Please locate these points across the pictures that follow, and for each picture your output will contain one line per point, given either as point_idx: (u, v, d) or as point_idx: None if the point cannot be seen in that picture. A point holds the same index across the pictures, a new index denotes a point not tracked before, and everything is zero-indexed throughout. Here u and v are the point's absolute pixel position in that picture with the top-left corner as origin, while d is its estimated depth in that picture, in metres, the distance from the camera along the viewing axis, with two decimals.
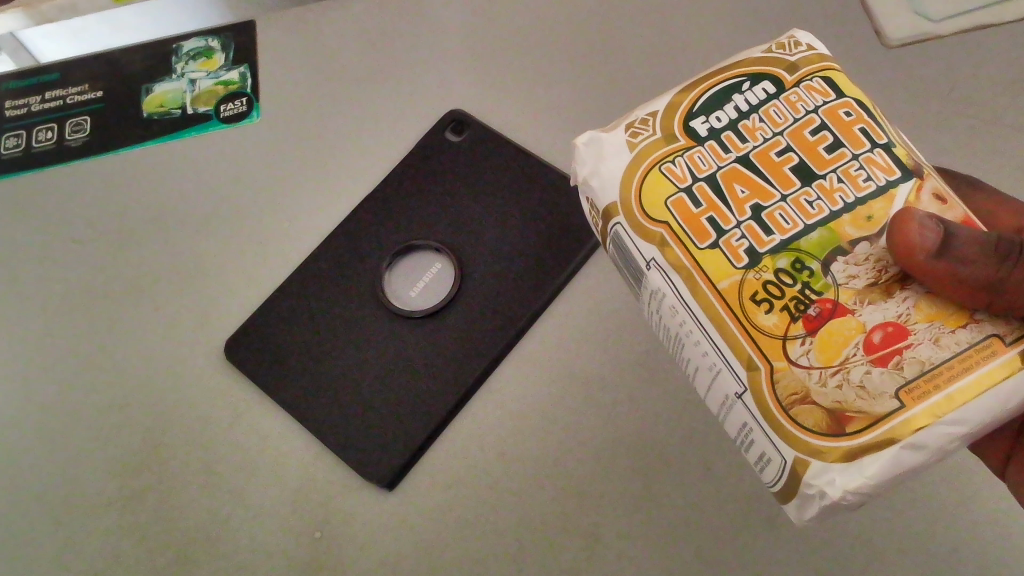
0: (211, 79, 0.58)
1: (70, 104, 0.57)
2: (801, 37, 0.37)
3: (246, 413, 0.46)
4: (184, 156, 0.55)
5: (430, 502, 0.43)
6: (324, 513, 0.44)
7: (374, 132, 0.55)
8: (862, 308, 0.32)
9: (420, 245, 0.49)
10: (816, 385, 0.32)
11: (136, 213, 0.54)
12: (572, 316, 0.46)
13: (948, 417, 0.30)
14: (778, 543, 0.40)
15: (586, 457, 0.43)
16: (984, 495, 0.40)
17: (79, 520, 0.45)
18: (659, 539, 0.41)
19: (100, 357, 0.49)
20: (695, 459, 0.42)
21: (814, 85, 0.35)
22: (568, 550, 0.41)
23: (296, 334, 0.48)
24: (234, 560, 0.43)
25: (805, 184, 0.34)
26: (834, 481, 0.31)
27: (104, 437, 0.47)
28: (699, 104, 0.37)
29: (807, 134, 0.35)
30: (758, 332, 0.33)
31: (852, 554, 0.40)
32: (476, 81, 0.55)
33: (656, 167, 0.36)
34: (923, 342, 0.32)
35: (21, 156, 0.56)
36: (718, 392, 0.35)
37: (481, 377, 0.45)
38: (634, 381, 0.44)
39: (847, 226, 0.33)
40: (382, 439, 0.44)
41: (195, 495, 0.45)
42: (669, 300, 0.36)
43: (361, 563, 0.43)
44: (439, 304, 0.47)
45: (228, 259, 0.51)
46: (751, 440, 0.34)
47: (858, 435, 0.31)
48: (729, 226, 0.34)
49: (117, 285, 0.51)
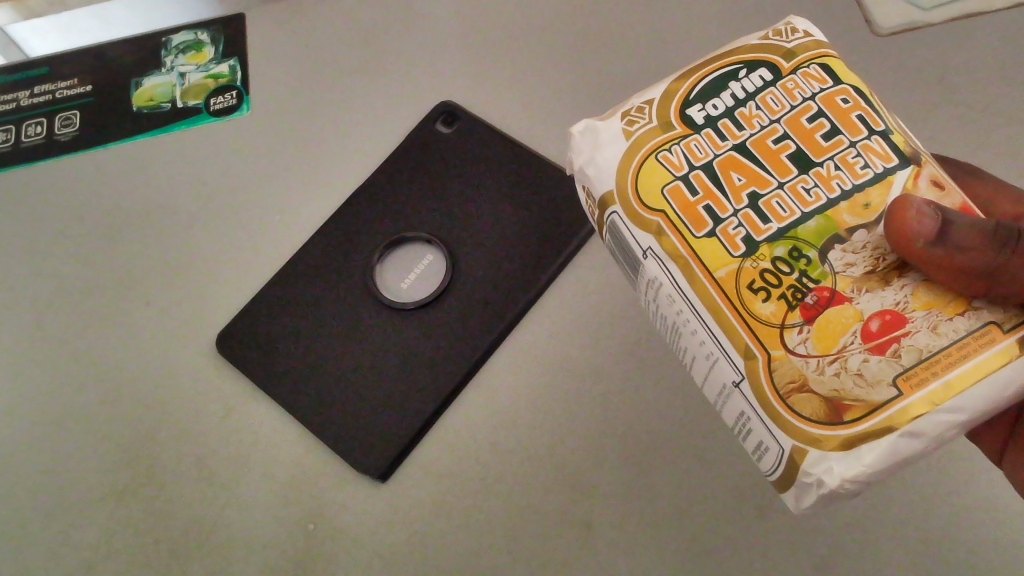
0: (200, 73, 0.60)
1: (59, 99, 0.60)
2: (799, 24, 0.35)
3: (249, 403, 0.49)
4: (180, 151, 0.58)
5: (423, 489, 0.46)
6: (325, 496, 0.46)
7: (367, 127, 0.57)
8: (860, 296, 0.30)
9: (411, 238, 0.52)
10: (814, 373, 0.30)
11: (137, 209, 0.56)
12: (559, 310, 0.49)
13: (948, 406, 0.28)
14: (758, 526, 0.43)
15: (572, 445, 0.45)
16: (960, 478, 0.42)
17: (91, 506, 0.47)
18: (637, 521, 0.43)
19: (109, 350, 0.51)
20: (674, 444, 0.45)
21: (812, 72, 0.34)
22: (555, 529, 0.44)
23: (294, 329, 0.50)
24: (236, 546, 0.46)
25: (803, 172, 0.32)
26: (831, 469, 0.29)
27: (110, 427, 0.49)
28: (696, 90, 0.35)
29: (804, 121, 0.33)
30: (755, 320, 0.31)
31: (825, 535, 0.42)
32: (468, 79, 0.58)
33: (652, 155, 0.34)
34: (921, 329, 0.30)
35: (12, 149, 0.59)
36: (715, 381, 0.33)
37: (474, 367, 0.48)
38: (618, 370, 0.46)
39: (845, 214, 0.31)
40: (380, 431, 0.47)
41: (197, 483, 0.47)
42: (666, 289, 0.33)
43: (356, 548, 0.45)
44: (431, 294, 0.49)
45: (227, 255, 0.54)
46: (749, 429, 0.32)
47: (857, 423, 0.29)
48: (726, 215, 0.32)
49: (122, 281, 0.54)
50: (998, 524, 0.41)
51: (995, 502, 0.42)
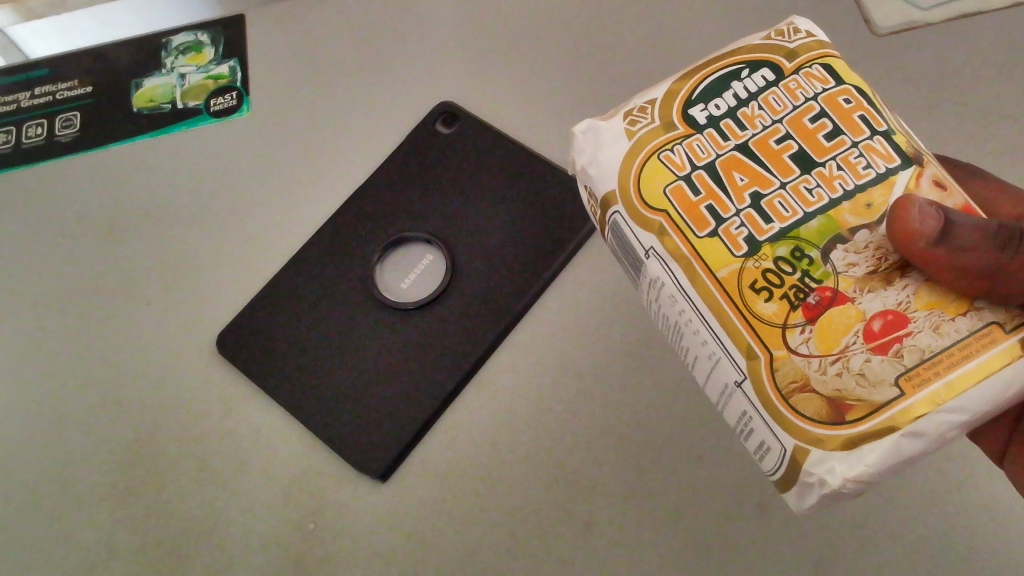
0: (200, 74, 0.60)
1: (59, 100, 0.60)
2: (801, 24, 0.36)
3: (249, 403, 0.49)
4: (180, 152, 0.58)
5: (424, 488, 0.46)
6: (325, 496, 0.46)
7: (367, 127, 0.57)
8: (862, 296, 0.30)
9: (411, 237, 0.52)
10: (816, 373, 0.30)
11: (136, 210, 0.56)
12: (559, 309, 0.49)
13: (950, 406, 0.28)
14: (758, 526, 0.43)
15: (573, 445, 0.45)
16: (960, 477, 0.42)
17: (91, 505, 0.47)
18: (638, 521, 0.43)
19: (108, 351, 0.51)
20: (675, 443, 0.45)
21: (814, 72, 0.34)
22: (555, 528, 0.44)
23: (294, 329, 0.50)
24: (236, 546, 0.46)
25: (805, 172, 0.32)
26: (833, 469, 0.29)
27: (109, 428, 0.49)
28: (698, 90, 0.35)
29: (806, 121, 0.33)
30: (757, 320, 0.31)
31: (826, 534, 0.42)
32: (468, 79, 0.58)
33: (655, 155, 0.34)
34: (923, 330, 0.30)
35: (11, 150, 0.59)
36: (717, 381, 0.33)
37: (474, 367, 0.48)
38: (618, 370, 0.47)
39: (847, 214, 0.31)
40: (380, 431, 0.47)
41: (197, 483, 0.47)
42: (668, 289, 0.33)
43: (356, 548, 0.45)
44: (431, 294, 0.49)
45: (227, 255, 0.54)
46: (751, 429, 0.32)
47: (859, 423, 0.29)
48: (728, 214, 0.32)
49: (121, 281, 0.54)
50: (999, 523, 0.41)
51: (996, 501, 0.42)
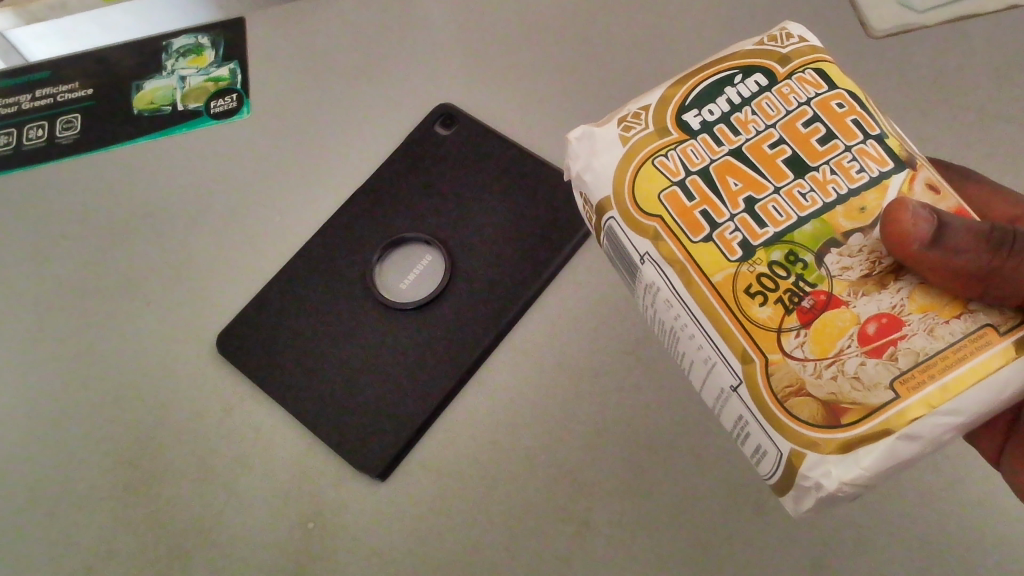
0: (201, 77, 0.61)
1: (60, 103, 0.60)
2: (794, 29, 0.36)
3: (249, 402, 0.49)
4: (178, 153, 0.58)
5: (423, 488, 0.46)
6: (325, 496, 0.46)
7: (366, 128, 0.57)
8: (856, 299, 0.30)
9: (410, 238, 0.52)
10: (811, 377, 0.30)
11: (135, 211, 0.56)
12: (558, 310, 0.49)
13: (945, 409, 0.28)
14: (757, 525, 0.43)
15: (572, 445, 0.45)
16: (957, 477, 0.42)
17: (92, 506, 0.48)
18: (637, 520, 0.44)
19: (107, 352, 0.52)
20: (673, 443, 0.45)
21: (807, 77, 0.34)
22: (554, 528, 0.44)
23: (294, 330, 0.50)
24: (235, 545, 0.46)
25: (799, 176, 0.32)
26: (829, 472, 0.29)
27: (109, 427, 0.49)
28: (692, 96, 0.35)
29: (800, 126, 0.33)
30: (751, 324, 0.31)
31: (823, 533, 0.42)
32: (467, 81, 0.58)
33: (649, 161, 0.34)
34: (918, 332, 0.30)
35: (12, 153, 0.59)
36: (713, 385, 0.33)
37: (472, 368, 0.48)
38: (615, 370, 0.47)
39: (840, 218, 0.31)
40: (379, 432, 0.47)
41: (197, 482, 0.48)
42: (663, 294, 0.33)
43: (356, 547, 0.45)
44: (430, 294, 0.49)
45: (226, 255, 0.54)
46: (748, 433, 0.32)
47: (854, 426, 0.29)
48: (722, 219, 0.32)
49: (119, 282, 0.54)
50: (997, 523, 0.41)
51: (992, 502, 0.42)
